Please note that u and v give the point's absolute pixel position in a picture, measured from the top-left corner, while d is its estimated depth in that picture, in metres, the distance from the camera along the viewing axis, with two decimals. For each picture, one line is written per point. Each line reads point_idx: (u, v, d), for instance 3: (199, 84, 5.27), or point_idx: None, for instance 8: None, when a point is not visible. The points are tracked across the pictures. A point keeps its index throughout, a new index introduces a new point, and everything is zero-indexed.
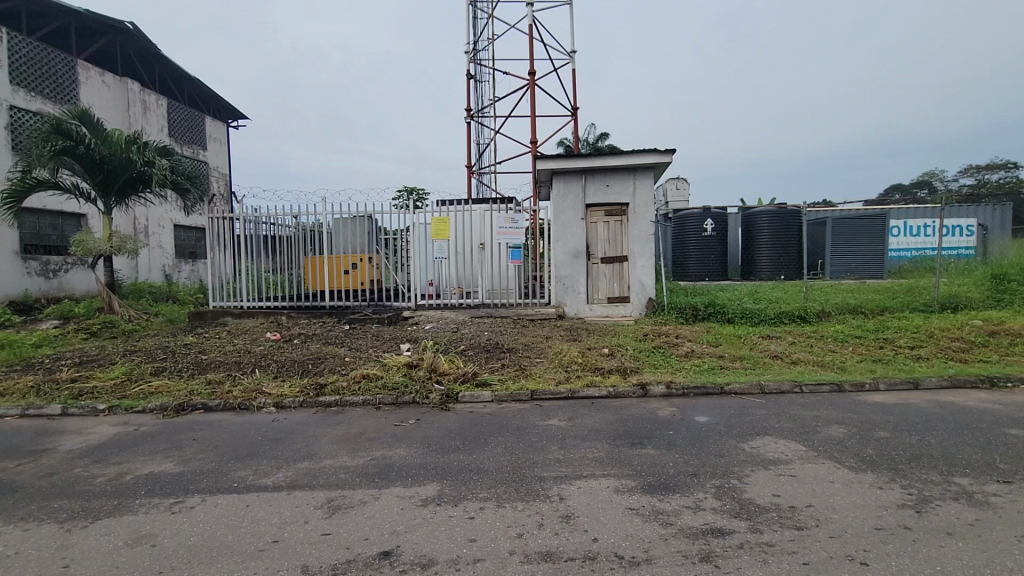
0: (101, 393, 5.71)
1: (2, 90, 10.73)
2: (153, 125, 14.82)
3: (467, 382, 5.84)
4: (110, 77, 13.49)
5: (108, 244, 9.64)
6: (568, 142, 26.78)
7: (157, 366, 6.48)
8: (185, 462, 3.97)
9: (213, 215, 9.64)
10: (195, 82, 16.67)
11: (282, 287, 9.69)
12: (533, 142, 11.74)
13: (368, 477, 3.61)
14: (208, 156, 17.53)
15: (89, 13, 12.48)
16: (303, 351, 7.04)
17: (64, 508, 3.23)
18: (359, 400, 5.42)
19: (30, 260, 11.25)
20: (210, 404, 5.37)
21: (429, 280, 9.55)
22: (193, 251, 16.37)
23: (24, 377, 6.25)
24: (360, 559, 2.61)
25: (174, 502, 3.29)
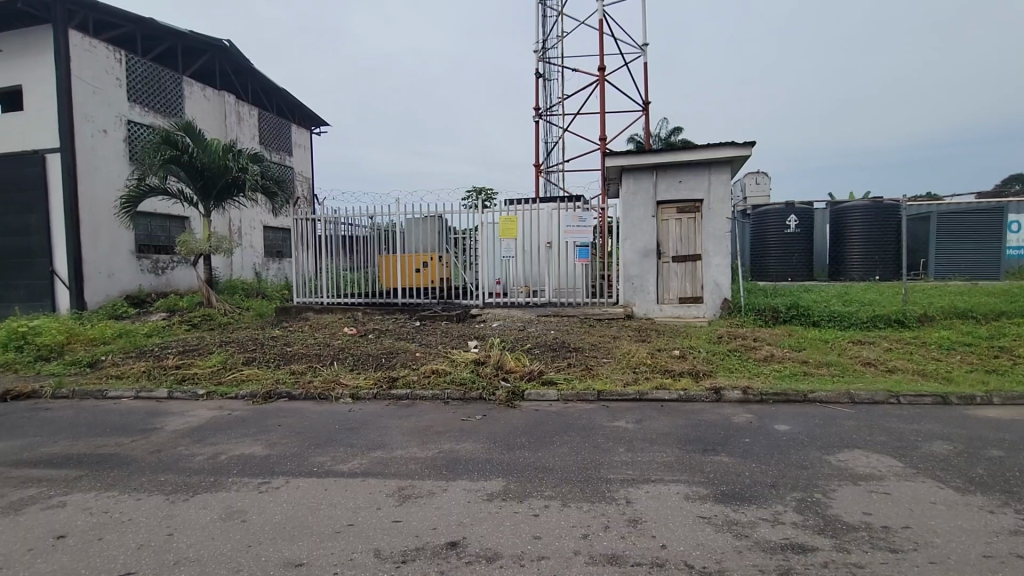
0: (200, 380, 6.28)
1: (121, 106, 12.08)
2: (245, 134, 16.09)
3: (532, 380, 5.85)
4: (210, 91, 14.77)
5: (207, 244, 10.55)
6: (638, 137, 26.05)
7: (248, 356, 7.02)
8: (271, 445, 4.27)
9: (298, 217, 10.30)
10: (282, 93, 17.86)
11: (358, 284, 10.19)
12: (601, 139, 11.57)
13: (436, 469, 3.70)
14: (294, 162, 18.79)
15: (193, 33, 13.71)
16: (377, 345, 7.36)
17: (168, 482, 3.58)
18: (429, 394, 5.58)
19: (143, 258, 12.56)
20: (294, 393, 5.75)
21: (497, 278, 9.67)
22: (280, 250, 17.59)
23: (138, 363, 6.99)
24: (428, 548, 2.68)
25: (262, 482, 3.55)
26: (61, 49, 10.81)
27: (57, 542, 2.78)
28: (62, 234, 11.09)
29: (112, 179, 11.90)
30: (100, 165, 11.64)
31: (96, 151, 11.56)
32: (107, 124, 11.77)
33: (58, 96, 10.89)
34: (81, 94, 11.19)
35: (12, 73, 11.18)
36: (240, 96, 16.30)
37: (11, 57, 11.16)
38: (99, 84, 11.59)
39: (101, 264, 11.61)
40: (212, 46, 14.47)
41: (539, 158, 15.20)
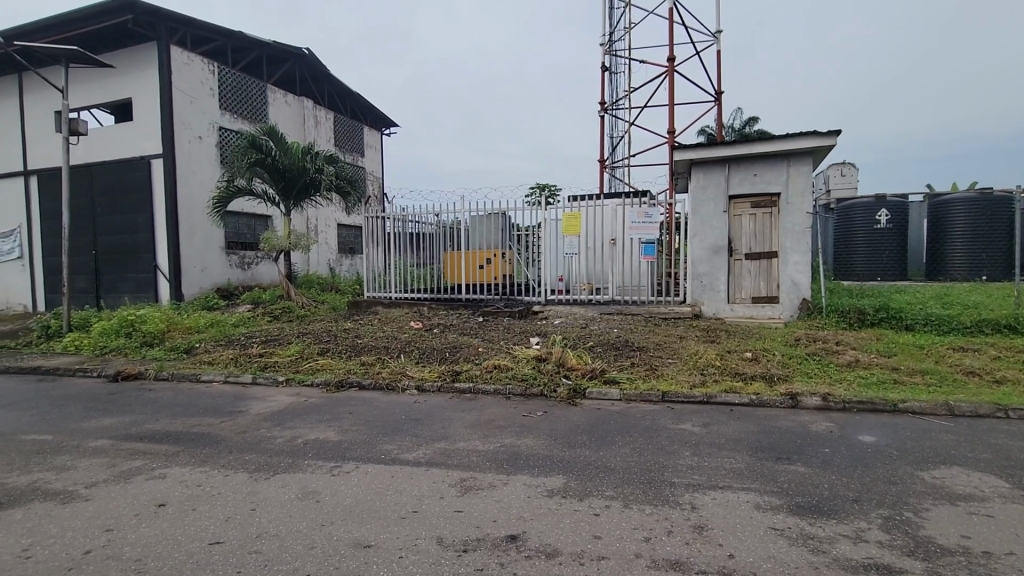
0: (280, 368, 6.73)
1: (214, 114, 13.13)
2: (322, 137, 16.99)
3: (594, 378, 5.78)
4: (291, 97, 15.73)
5: (287, 240, 11.26)
6: (710, 129, 24.94)
7: (323, 347, 7.43)
8: (343, 431, 4.51)
9: (369, 215, 10.75)
10: (356, 96, 18.67)
11: (424, 280, 10.49)
12: (670, 132, 11.19)
13: (497, 463, 3.75)
14: (365, 162, 19.63)
15: (276, 43, 14.62)
16: (442, 340, 7.55)
17: (251, 461, 3.87)
18: (491, 389, 5.66)
19: (232, 254, 13.62)
20: (363, 383, 6.03)
21: (559, 276, 9.64)
22: (352, 247, 18.45)
23: (227, 350, 7.61)
24: (488, 539, 2.72)
25: (334, 466, 3.75)
26: (164, 64, 11.91)
27: (159, 509, 3.08)
28: (164, 231, 12.25)
29: (205, 181, 12.98)
30: (196, 169, 12.73)
31: (192, 156, 12.65)
32: (201, 131, 12.85)
33: (160, 107, 12.00)
34: (179, 103, 12.27)
35: (124, 88, 12.44)
36: (317, 100, 17.21)
37: (123, 73, 12.42)
38: (195, 94, 12.66)
39: (197, 259, 12.70)
40: (292, 54, 15.36)
41: (604, 153, 14.97)
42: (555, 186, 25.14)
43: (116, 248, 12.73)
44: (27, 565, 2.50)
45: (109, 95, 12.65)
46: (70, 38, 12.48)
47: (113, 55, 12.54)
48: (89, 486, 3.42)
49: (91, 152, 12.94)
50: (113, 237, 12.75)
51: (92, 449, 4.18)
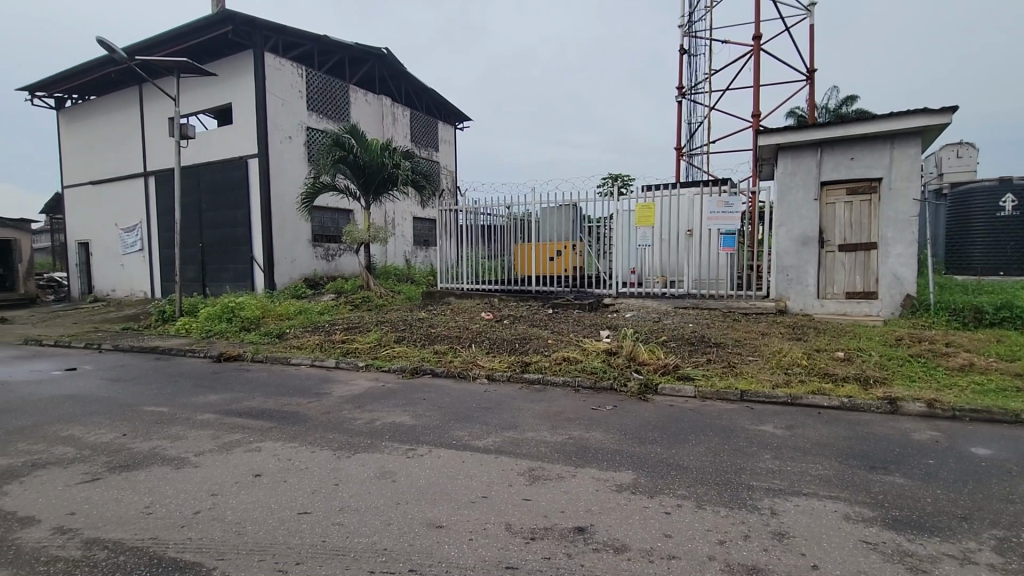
0: (360, 353, 7.13)
1: (302, 115, 14.03)
2: (399, 133, 17.64)
3: (667, 374, 5.61)
4: (371, 96, 16.45)
5: (367, 233, 11.82)
6: (800, 110, 23.17)
7: (399, 335, 7.77)
8: (417, 416, 4.70)
9: (443, 208, 11.03)
10: (431, 92, 19.16)
11: (496, 272, 10.63)
12: (754, 115, 10.53)
13: (566, 455, 3.75)
14: (440, 156, 20.15)
15: (358, 45, 15.33)
16: (512, 331, 7.64)
17: (335, 440, 4.13)
18: (560, 380, 5.66)
19: (318, 247, 14.55)
20: (437, 370, 6.24)
21: (632, 268, 9.41)
22: (427, 239, 19.05)
23: (313, 336, 8.16)
24: (556, 529, 2.73)
25: (409, 448, 3.93)
26: (259, 70, 12.86)
27: (255, 478, 3.38)
28: (259, 226, 13.30)
29: (295, 179, 13.92)
30: (287, 167, 13.68)
31: (284, 155, 13.61)
32: (291, 131, 13.78)
33: (256, 111, 13.00)
34: (272, 106, 13.22)
35: (226, 93, 13.58)
36: (395, 98, 17.87)
37: (225, 80, 13.56)
38: (286, 97, 13.59)
39: (287, 251, 13.69)
40: (372, 54, 16.01)
41: (681, 141, 14.38)
42: (629, 176, 24.52)
43: (219, 240, 14.00)
44: (148, 520, 2.83)
45: (213, 101, 13.86)
46: (181, 50, 13.76)
47: (217, 64, 13.73)
48: (198, 454, 3.82)
49: (198, 153, 14.26)
50: (217, 231, 14.02)
51: (200, 421, 4.65)
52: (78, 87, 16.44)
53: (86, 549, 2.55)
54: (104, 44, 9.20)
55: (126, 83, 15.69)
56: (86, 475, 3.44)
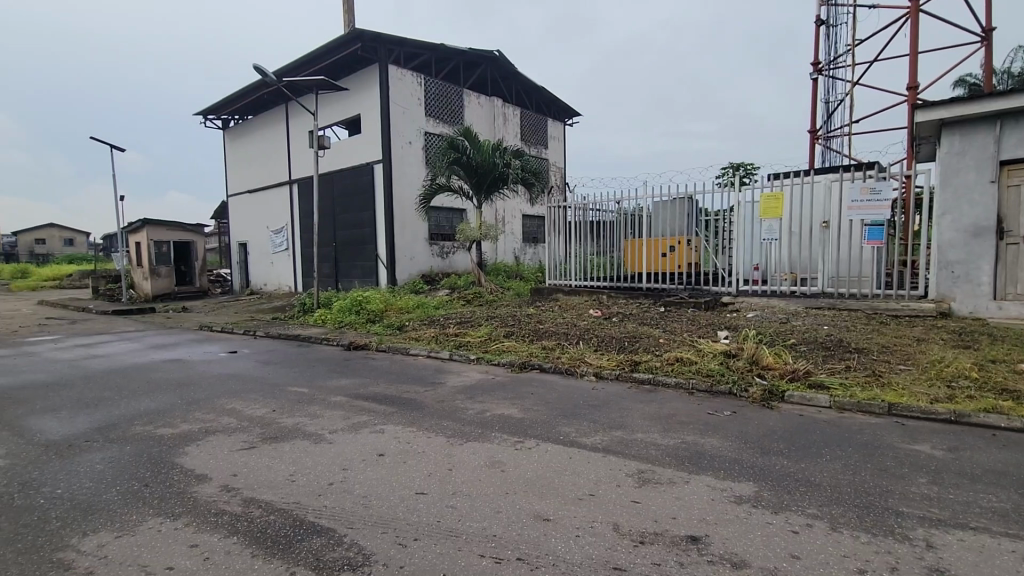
0: (471, 347, 7.43)
1: (420, 121, 14.93)
2: (510, 132, 18.03)
3: (796, 381, 5.11)
4: (484, 98, 17.00)
5: (479, 231, 12.25)
6: (972, 78, 19.71)
7: (508, 330, 7.96)
8: (526, 410, 4.79)
9: (552, 205, 11.07)
10: (541, 91, 19.29)
11: (605, 268, 10.45)
12: (909, 88, 9.18)
13: (678, 459, 3.58)
14: (549, 154, 20.25)
15: (472, 50, 15.91)
16: (621, 329, 7.46)
17: (448, 427, 4.35)
18: (672, 382, 5.42)
19: (434, 245, 15.41)
20: (545, 366, 6.30)
21: (755, 264, 8.71)
22: (536, 236, 19.28)
23: (430, 329, 8.66)
24: (667, 535, 2.63)
25: (518, 441, 4.01)
26: (384, 81, 13.92)
27: (379, 458, 3.68)
28: (383, 226, 14.41)
29: (414, 181, 14.86)
30: (407, 170, 14.65)
31: (405, 160, 14.61)
32: (411, 137, 14.73)
33: (381, 119, 14.08)
34: (395, 114, 14.25)
35: (356, 106, 14.89)
36: (506, 98, 18.29)
37: (355, 93, 14.88)
38: (407, 105, 14.56)
39: (407, 250, 14.66)
40: (485, 58, 16.52)
41: (816, 123, 12.98)
42: (752, 165, 22.72)
43: (349, 240, 15.41)
44: (293, 487, 3.21)
45: (345, 113, 15.27)
46: (319, 70, 15.32)
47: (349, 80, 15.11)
48: (331, 432, 4.25)
49: (333, 161, 15.80)
50: (347, 231, 15.45)
51: (333, 402, 5.17)
52: (239, 109, 19.09)
53: (245, 506, 2.96)
54: (259, 70, 10.52)
55: (276, 102, 17.89)
56: (245, 443, 3.99)
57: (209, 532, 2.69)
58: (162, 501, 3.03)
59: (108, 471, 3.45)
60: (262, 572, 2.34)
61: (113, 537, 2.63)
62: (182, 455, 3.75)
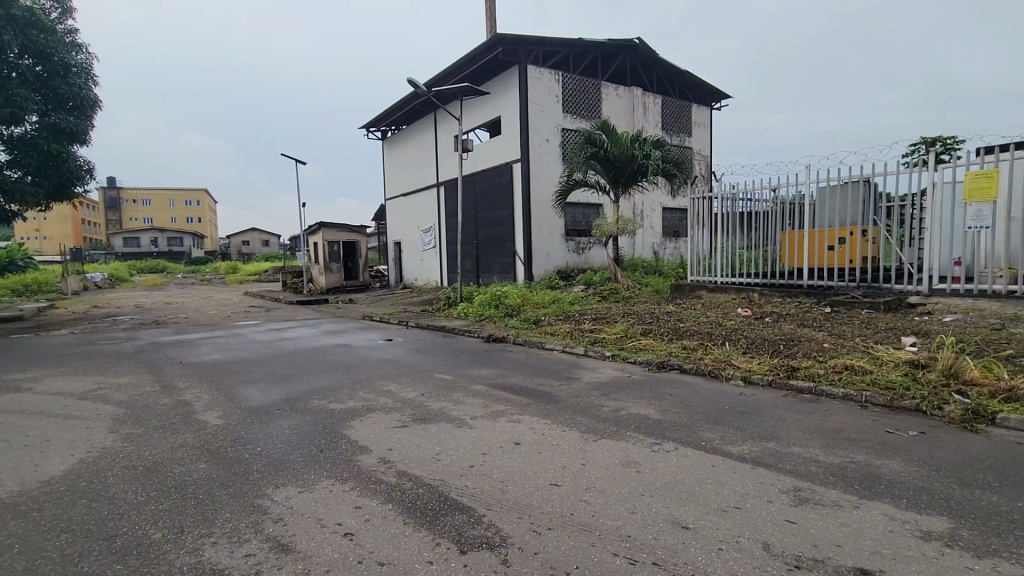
0: (607, 343, 7.33)
1: (557, 118, 15.09)
2: (650, 122, 17.34)
3: (1013, 401, 4.15)
4: (623, 89, 16.57)
5: (616, 225, 11.98)
6: None
7: (646, 328, 7.68)
8: (664, 411, 4.57)
9: (696, 196, 10.36)
10: (685, 75, 18.20)
11: (757, 264, 9.52)
12: None
13: (845, 481, 3.13)
14: (693, 142, 19.06)
15: (611, 41, 15.60)
16: (775, 330, 6.76)
17: (582, 423, 4.33)
18: (839, 393, 4.76)
19: (569, 241, 15.50)
20: (685, 367, 5.96)
21: (955, 258, 7.23)
22: (677, 230, 18.32)
23: (565, 324, 8.73)
24: (829, 564, 2.31)
25: (655, 443, 3.84)
26: (522, 83, 14.31)
27: (515, 446, 3.81)
28: (521, 223, 14.85)
29: (551, 178, 15.07)
30: (544, 167, 14.92)
31: (542, 157, 14.88)
32: (548, 134, 14.95)
33: (520, 120, 14.52)
34: (533, 113, 14.57)
35: (497, 108, 15.56)
36: (646, 87, 17.60)
37: (497, 97, 15.54)
38: (545, 103, 14.80)
39: (543, 246, 14.94)
40: (624, 47, 16.06)
41: None
42: (954, 138, 18.92)
43: (490, 238, 16.18)
44: (438, 465, 3.47)
45: (487, 116, 16.04)
46: (463, 78, 16.32)
47: (491, 84, 15.82)
48: (473, 418, 4.50)
49: (476, 164, 16.71)
50: (488, 230, 16.24)
51: (474, 390, 5.47)
52: (395, 120, 21.11)
53: (398, 478, 3.27)
54: (413, 83, 11.50)
55: (426, 111, 19.43)
56: (399, 422, 4.41)
57: (369, 497, 3.02)
58: (334, 466, 3.48)
59: (294, 436, 4.07)
60: (412, 538, 2.56)
61: (297, 492, 3.09)
62: (349, 428, 4.27)
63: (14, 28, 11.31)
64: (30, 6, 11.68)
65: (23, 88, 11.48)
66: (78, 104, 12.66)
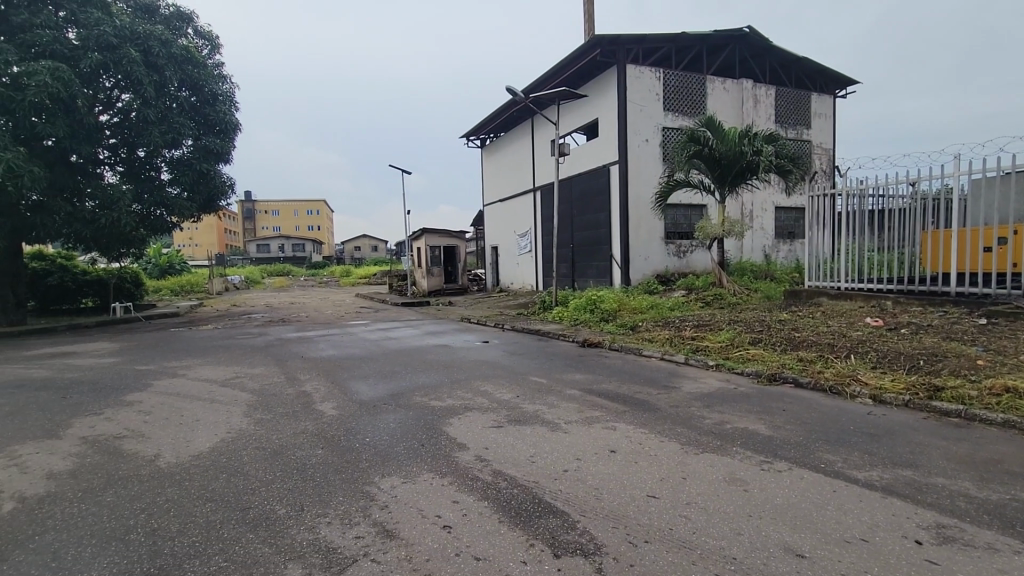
0: (711, 351, 6.93)
1: (658, 117, 14.60)
2: (761, 115, 16.17)
3: None
4: (730, 82, 15.62)
5: (721, 228, 11.29)
6: None
7: (755, 337, 7.15)
8: (775, 427, 4.21)
9: (815, 194, 9.46)
10: (804, 62, 16.73)
11: (890, 268, 8.47)
12: None
13: (1003, 521, 2.67)
14: (812, 134, 17.45)
15: (717, 32, 14.83)
16: (913, 343, 5.97)
17: (682, 434, 4.13)
18: (997, 419, 4.08)
19: (670, 244, 14.91)
20: (800, 381, 5.45)
21: None
22: (792, 231, 16.86)
23: (665, 330, 8.41)
24: None
25: (765, 461, 3.55)
26: (621, 83, 14.03)
27: (611, 454, 3.72)
28: (618, 226, 14.54)
29: (650, 179, 14.60)
30: (643, 168, 14.51)
31: (641, 158, 14.47)
32: (648, 134, 14.51)
33: (618, 121, 14.25)
34: (631, 114, 14.23)
35: (594, 111, 15.40)
36: (758, 78, 16.45)
37: (594, 99, 15.39)
38: (645, 102, 14.40)
39: (641, 250, 14.52)
40: (732, 38, 15.18)
41: None
42: None
43: (586, 241, 16.04)
44: (533, 467, 3.49)
45: (584, 119, 15.95)
46: (561, 82, 16.37)
47: (589, 86, 15.74)
48: (567, 422, 4.47)
49: (572, 167, 16.67)
50: (584, 233, 16.11)
51: (568, 395, 5.44)
52: (494, 128, 21.73)
53: (494, 477, 3.33)
54: (511, 91, 11.76)
55: (523, 118, 19.80)
56: (495, 422, 4.50)
57: (466, 492, 3.11)
58: (434, 460, 3.64)
59: (399, 430, 4.31)
60: (507, 537, 2.60)
61: (400, 482, 3.27)
62: (449, 425, 4.43)
63: (175, 66, 13.24)
64: (187, 45, 13.61)
65: (181, 117, 13.41)
66: (223, 128, 14.56)
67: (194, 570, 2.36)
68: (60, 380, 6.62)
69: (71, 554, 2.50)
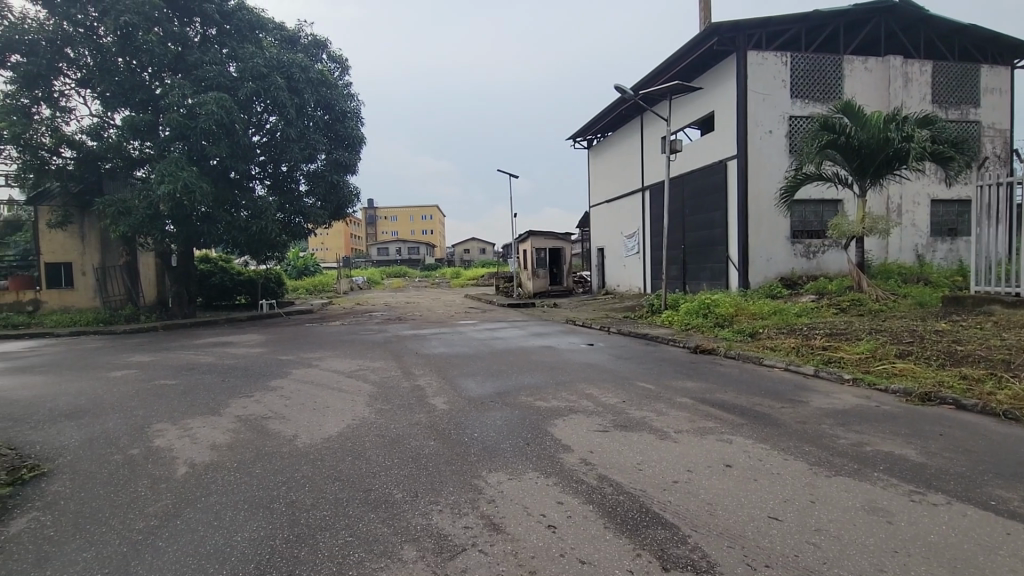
0: (847, 363, 6.20)
1: (784, 105, 13.41)
2: (913, 96, 14.16)
3: None
4: (874, 60, 13.88)
5: (860, 225, 10.05)
6: None
7: (903, 349, 6.26)
8: (930, 454, 3.64)
9: (983, 184, 8.02)
10: (970, 30, 14.37)
11: None
12: None
13: None
14: (981, 114, 14.90)
15: (857, 6, 13.29)
16: None
17: (812, 454, 3.73)
18: None
19: (797, 243, 13.62)
20: (964, 402, 4.67)
21: None
22: (953, 227, 14.53)
23: (790, 338, 7.69)
24: None
25: (915, 491, 3.08)
26: (741, 72, 13.10)
27: (727, 469, 3.46)
28: (735, 225, 13.60)
29: (774, 174, 13.46)
30: (766, 162, 13.42)
31: (763, 152, 13.40)
32: (772, 125, 13.38)
33: (737, 113, 13.32)
34: (753, 104, 13.23)
35: (710, 104, 14.57)
36: (909, 53, 14.43)
37: (710, 91, 14.56)
38: (768, 90, 13.30)
39: (763, 250, 13.44)
40: (876, 10, 13.50)
41: None
42: None
43: (699, 242, 15.21)
44: (641, 475, 3.36)
45: (699, 113, 15.15)
46: (673, 76, 15.72)
47: (704, 77, 14.92)
48: (678, 431, 4.25)
49: (685, 164, 15.91)
50: (697, 234, 15.29)
51: (679, 403, 5.17)
52: (602, 127, 21.44)
53: (599, 481, 3.27)
54: (620, 88, 11.51)
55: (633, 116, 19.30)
56: (601, 426, 4.42)
57: (572, 495, 3.08)
58: (540, 460, 3.66)
59: (506, 427, 4.40)
60: (613, 544, 2.53)
61: (506, 479, 3.33)
62: (554, 426, 4.44)
63: (312, 88, 14.82)
64: (322, 69, 15.20)
65: (316, 133, 14.96)
66: (351, 142, 16.06)
67: (324, 541, 2.60)
68: (221, 365, 7.72)
69: (228, 516, 2.88)
